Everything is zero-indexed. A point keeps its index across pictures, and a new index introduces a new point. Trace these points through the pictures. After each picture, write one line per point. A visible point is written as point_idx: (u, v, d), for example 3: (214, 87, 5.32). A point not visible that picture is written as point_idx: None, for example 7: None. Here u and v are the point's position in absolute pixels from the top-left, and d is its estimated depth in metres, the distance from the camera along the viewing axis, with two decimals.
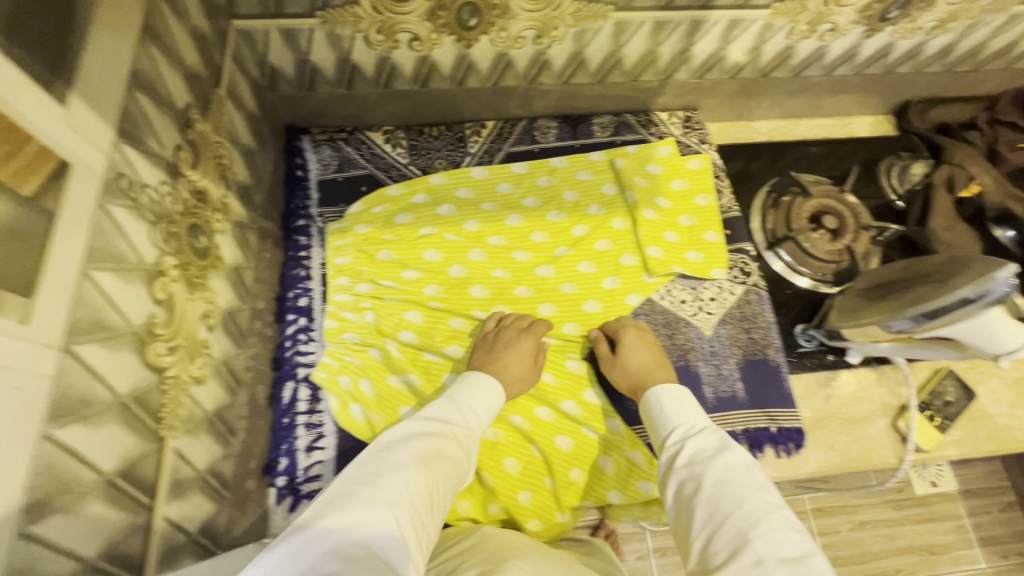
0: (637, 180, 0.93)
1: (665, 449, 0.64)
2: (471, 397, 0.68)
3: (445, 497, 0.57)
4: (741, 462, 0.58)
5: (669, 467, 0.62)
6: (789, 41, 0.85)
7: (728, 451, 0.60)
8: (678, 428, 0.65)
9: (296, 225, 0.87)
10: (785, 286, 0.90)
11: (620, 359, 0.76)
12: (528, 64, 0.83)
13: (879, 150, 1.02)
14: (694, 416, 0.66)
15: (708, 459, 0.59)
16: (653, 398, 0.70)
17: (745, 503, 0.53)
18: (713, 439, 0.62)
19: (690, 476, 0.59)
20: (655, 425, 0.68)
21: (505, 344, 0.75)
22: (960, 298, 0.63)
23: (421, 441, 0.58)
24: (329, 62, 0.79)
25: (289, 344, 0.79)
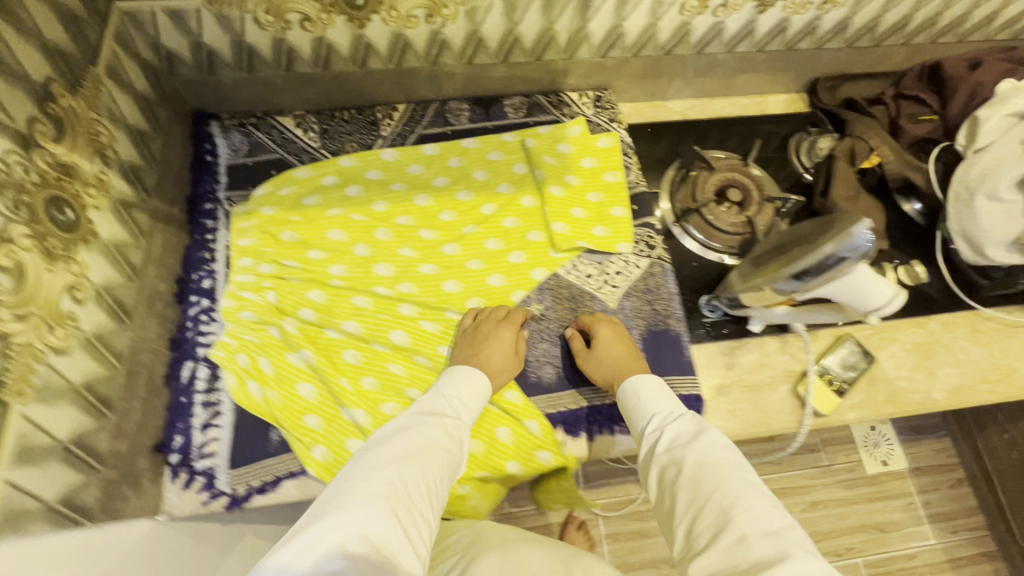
0: (547, 159, 0.95)
1: (645, 437, 0.69)
2: (457, 389, 0.72)
3: (442, 483, 0.61)
4: (718, 443, 0.62)
5: (651, 454, 0.67)
6: (683, 17, 0.86)
7: (707, 434, 0.64)
8: (657, 416, 0.69)
9: (202, 208, 0.87)
10: (692, 258, 0.91)
11: (594, 353, 0.78)
12: (427, 44, 0.84)
13: (789, 127, 1.04)
14: (670, 403, 0.70)
15: (687, 443, 0.64)
16: (629, 389, 0.73)
17: (726, 482, 0.58)
18: (691, 423, 0.66)
19: (672, 461, 0.63)
20: (634, 413, 0.72)
21: (489, 338, 0.77)
22: (827, 256, 0.64)
23: (412, 438, 0.63)
24: (224, 45, 0.80)
25: (190, 324, 0.80)
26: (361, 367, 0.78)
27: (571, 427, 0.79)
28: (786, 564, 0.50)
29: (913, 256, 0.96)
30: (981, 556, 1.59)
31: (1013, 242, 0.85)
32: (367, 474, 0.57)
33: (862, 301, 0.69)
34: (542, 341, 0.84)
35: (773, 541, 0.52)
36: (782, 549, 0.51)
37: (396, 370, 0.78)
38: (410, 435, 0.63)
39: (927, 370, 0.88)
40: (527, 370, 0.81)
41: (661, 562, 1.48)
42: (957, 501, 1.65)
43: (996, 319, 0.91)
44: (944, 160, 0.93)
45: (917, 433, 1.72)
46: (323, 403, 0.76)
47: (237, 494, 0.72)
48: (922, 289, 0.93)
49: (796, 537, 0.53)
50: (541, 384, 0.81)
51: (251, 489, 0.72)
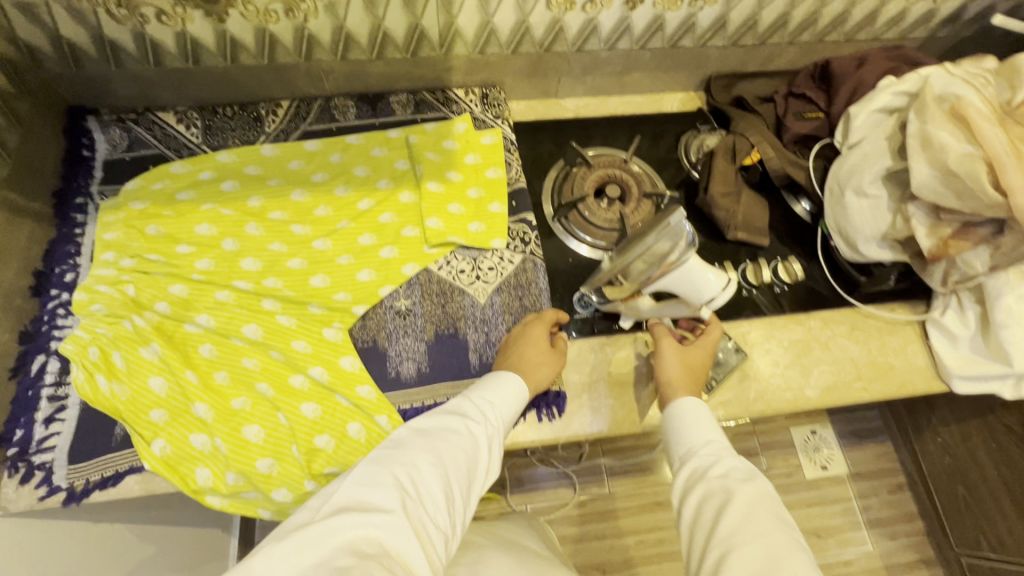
0: (429, 154, 0.94)
1: (693, 454, 0.65)
2: (486, 391, 0.69)
3: (461, 490, 0.59)
4: (772, 496, 0.59)
5: (695, 476, 0.63)
6: (552, 12, 0.86)
7: (760, 479, 0.61)
8: (712, 441, 0.66)
9: (73, 202, 0.87)
10: (568, 254, 0.91)
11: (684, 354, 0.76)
12: (294, 39, 0.85)
13: (681, 126, 1.05)
14: (720, 435, 0.67)
15: (740, 479, 0.60)
16: (686, 404, 0.70)
17: (773, 534, 0.55)
18: (744, 462, 0.63)
19: (722, 490, 0.60)
20: (679, 430, 0.68)
21: (522, 336, 0.79)
22: (651, 246, 0.68)
23: (431, 439, 0.61)
24: (84, 39, 0.80)
25: (47, 318, 0.79)
26: (214, 361, 0.77)
27: None
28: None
29: (798, 253, 0.95)
30: (921, 565, 1.54)
31: (882, 238, 0.83)
32: (383, 472, 0.56)
33: (700, 290, 0.71)
34: (406, 336, 0.82)
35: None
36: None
37: (248, 364, 0.77)
38: (431, 437, 0.61)
39: (802, 367, 0.86)
40: (386, 364, 0.80)
41: (590, 568, 1.43)
42: (896, 506, 1.60)
43: (876, 316, 0.90)
44: (825, 157, 0.94)
45: (857, 437, 1.68)
46: (172, 398, 0.75)
47: (74, 489, 0.71)
48: (803, 286, 0.92)
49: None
50: (400, 379, 0.79)
51: (89, 485, 0.71)
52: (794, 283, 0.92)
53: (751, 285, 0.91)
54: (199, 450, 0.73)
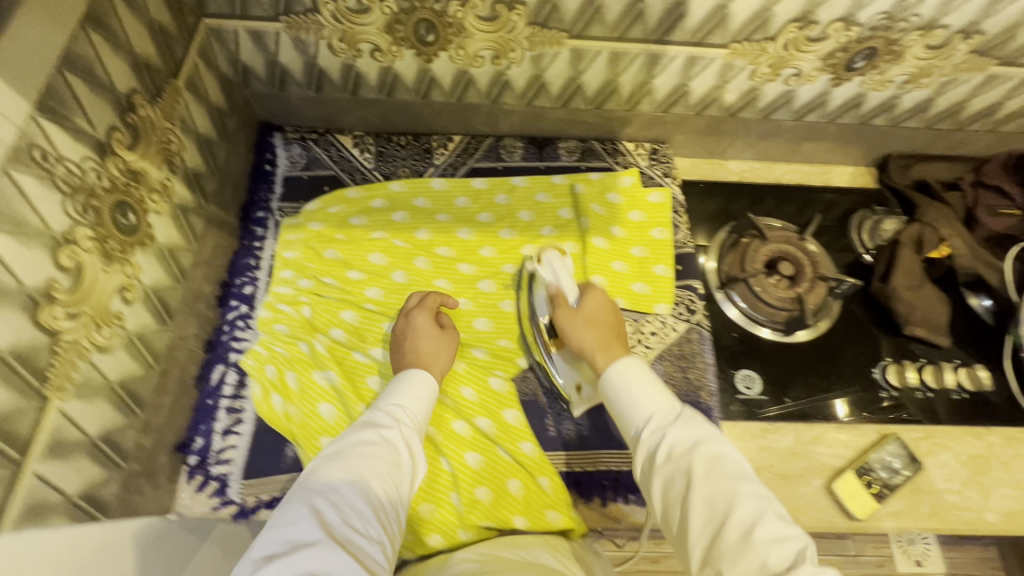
0: (595, 207, 0.94)
1: (640, 440, 0.61)
2: (393, 396, 0.67)
3: (384, 501, 0.55)
4: (724, 455, 0.57)
5: (650, 465, 0.59)
6: (752, 82, 0.84)
7: (708, 442, 0.58)
8: (652, 417, 0.62)
9: (255, 215, 0.90)
10: (732, 328, 0.88)
11: (575, 317, 0.74)
12: (489, 83, 0.85)
13: (852, 203, 1.00)
14: (665, 402, 0.63)
15: (689, 453, 0.57)
16: (616, 379, 0.66)
17: (737, 499, 0.52)
18: (688, 428, 0.59)
19: (680, 471, 0.56)
20: (623, 411, 0.64)
21: (408, 329, 0.76)
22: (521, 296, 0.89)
23: (344, 459, 0.56)
24: (296, 65, 0.83)
25: (227, 328, 0.82)
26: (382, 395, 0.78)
27: (583, 490, 0.76)
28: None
29: (983, 360, 0.88)
30: None
31: None
32: (303, 501, 0.51)
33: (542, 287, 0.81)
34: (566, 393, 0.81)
35: (793, 557, 0.48)
36: (796, 565, 0.47)
37: None
38: (343, 458, 0.56)
39: (981, 487, 0.79)
40: (546, 421, 0.79)
41: None
42: None
43: None
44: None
45: None
46: (340, 426, 0.76)
47: (246, 505, 0.72)
48: (983, 395, 0.86)
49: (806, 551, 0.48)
50: (561, 438, 0.79)
51: (259, 502, 0.73)
52: (975, 391, 0.86)
53: (929, 389, 0.85)
54: None
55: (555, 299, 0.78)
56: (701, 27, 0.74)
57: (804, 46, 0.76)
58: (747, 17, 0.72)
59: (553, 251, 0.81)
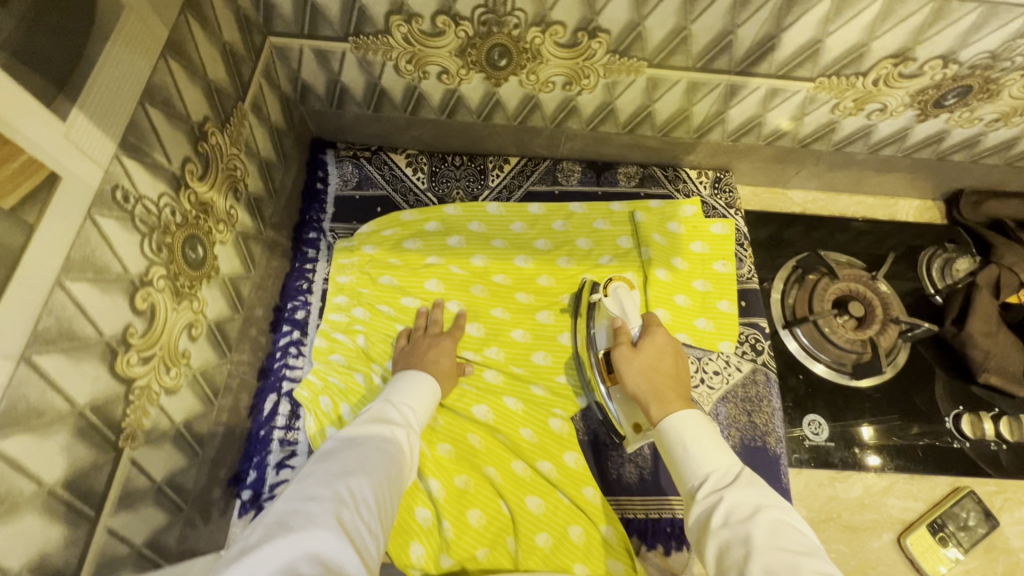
0: (655, 237, 0.89)
1: (695, 503, 0.54)
2: (407, 395, 0.66)
3: (390, 495, 0.54)
4: (789, 526, 0.48)
5: (705, 529, 0.51)
6: (833, 115, 0.80)
7: (769, 509, 0.49)
8: (709, 477, 0.55)
9: (306, 236, 0.87)
10: (798, 369, 0.85)
11: (635, 355, 0.70)
12: (557, 108, 0.82)
13: (920, 239, 0.96)
14: (726, 461, 0.56)
15: (747, 517, 0.49)
16: (673, 430, 0.60)
17: (801, 569, 0.43)
18: (750, 492, 0.51)
19: (737, 536, 0.48)
20: (681, 471, 0.57)
21: (433, 344, 0.76)
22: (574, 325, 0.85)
23: (362, 448, 0.55)
24: (358, 85, 0.80)
25: (279, 355, 0.80)
26: (439, 431, 0.76)
27: (646, 537, 0.74)
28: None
29: None
30: None
31: None
32: (316, 485, 0.50)
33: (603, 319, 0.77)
34: None
35: None
36: None
37: (474, 443, 0.76)
38: (360, 447, 0.55)
39: None
40: (609, 464, 0.77)
41: None
42: None
43: None
44: None
45: None
46: None
47: None
48: None
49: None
50: (623, 482, 0.76)
51: None
52: None
53: (1002, 441, 0.82)
54: (418, 523, 0.71)
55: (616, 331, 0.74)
56: (790, 60, 0.70)
57: (895, 82, 0.73)
58: (841, 51, 0.68)
59: (622, 283, 0.79)
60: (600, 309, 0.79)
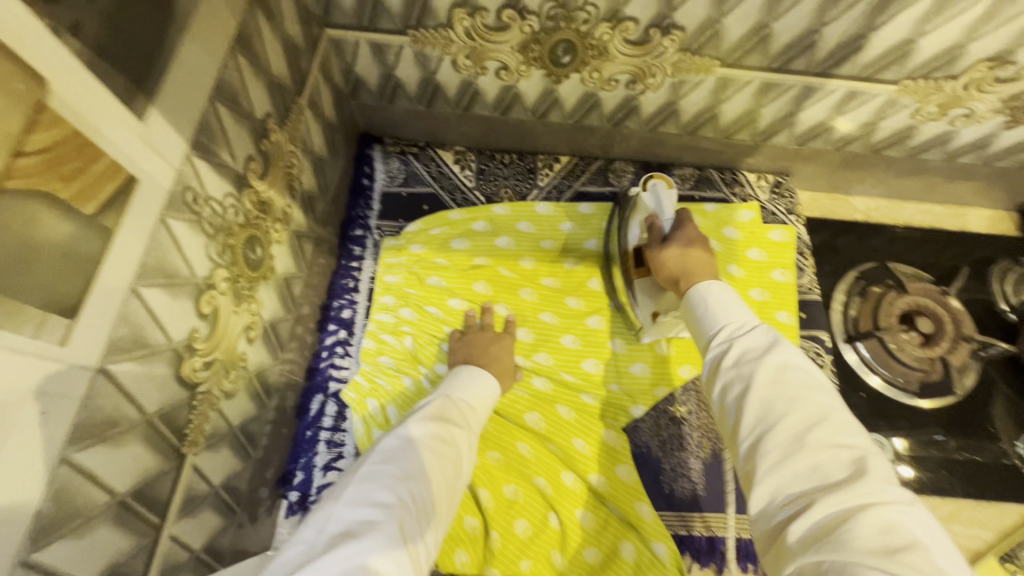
0: (712, 242, 0.83)
1: (706, 349, 0.51)
2: (466, 394, 0.61)
3: (449, 505, 0.50)
4: (799, 364, 0.45)
5: (712, 369, 0.49)
6: (912, 120, 0.76)
7: (781, 351, 0.46)
8: (724, 325, 0.51)
9: (352, 234, 0.86)
10: (859, 386, 0.81)
11: (662, 249, 0.65)
12: (617, 106, 0.79)
13: (994, 251, 0.91)
14: (746, 315, 0.52)
15: (756, 358, 0.46)
16: (698, 295, 0.56)
17: (801, 410, 0.42)
18: (763, 336, 0.48)
19: (740, 376, 0.46)
20: (699, 323, 0.54)
21: (494, 339, 0.74)
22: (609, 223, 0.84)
23: (422, 448, 0.51)
24: (413, 79, 0.77)
25: (326, 355, 0.78)
26: (488, 438, 0.74)
27: (699, 555, 0.71)
28: (869, 512, 0.36)
29: None
30: None
31: None
32: (378, 488, 0.46)
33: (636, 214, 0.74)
34: (681, 449, 0.75)
35: (846, 471, 0.39)
36: (849, 478, 0.38)
37: (523, 452, 0.74)
38: (419, 448, 0.51)
39: None
40: (661, 478, 0.74)
41: None
42: None
43: None
44: None
45: None
46: None
47: None
48: None
49: (876, 468, 0.39)
50: (676, 497, 0.73)
51: None
52: None
53: None
54: (466, 530, 0.70)
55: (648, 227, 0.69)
56: (877, 60, 0.66)
57: (987, 87, 0.68)
58: (934, 53, 0.64)
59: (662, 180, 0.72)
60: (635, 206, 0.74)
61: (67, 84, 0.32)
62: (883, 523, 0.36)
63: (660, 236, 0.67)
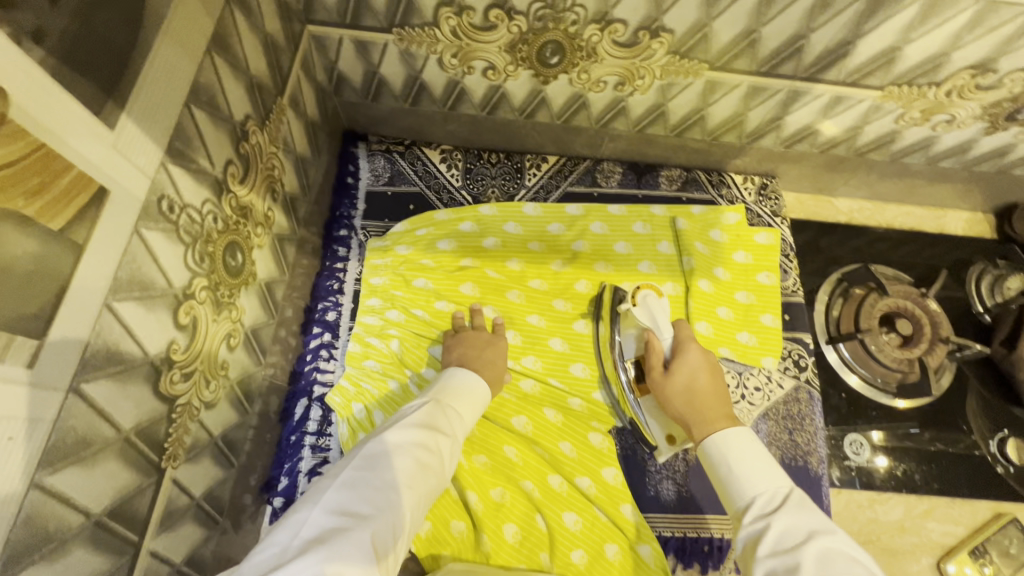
0: (698, 245, 0.84)
1: (741, 525, 0.53)
2: (455, 401, 0.61)
3: (420, 515, 0.50)
4: (839, 547, 0.47)
5: (753, 551, 0.50)
6: (896, 125, 0.76)
7: (821, 535, 0.48)
8: (757, 495, 0.53)
9: (336, 234, 0.84)
10: (840, 386, 0.83)
11: (668, 381, 0.66)
12: (605, 108, 0.78)
13: (971, 253, 0.93)
14: (777, 485, 0.54)
15: (797, 544, 0.47)
16: (717, 454, 0.58)
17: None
18: (802, 519, 0.50)
19: (783, 564, 0.47)
20: (731, 492, 0.55)
21: (488, 343, 0.73)
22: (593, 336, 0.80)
23: (404, 457, 0.51)
24: (398, 78, 0.76)
25: (310, 358, 0.77)
26: (475, 442, 0.74)
27: (683, 556, 0.72)
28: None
29: None
30: None
31: None
32: (355, 497, 0.46)
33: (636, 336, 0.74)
34: (666, 451, 0.76)
35: None
36: None
37: (511, 456, 0.74)
38: (398, 457, 0.50)
39: None
40: (646, 481, 0.74)
41: None
42: None
43: None
44: None
45: None
46: None
47: None
48: None
49: None
50: (661, 499, 0.74)
51: None
52: None
53: None
54: (453, 534, 0.69)
55: (649, 349, 0.70)
56: (862, 67, 0.66)
57: (969, 94, 0.69)
58: (919, 60, 0.64)
59: (650, 290, 0.73)
60: (630, 320, 0.75)
61: (29, 95, 0.30)
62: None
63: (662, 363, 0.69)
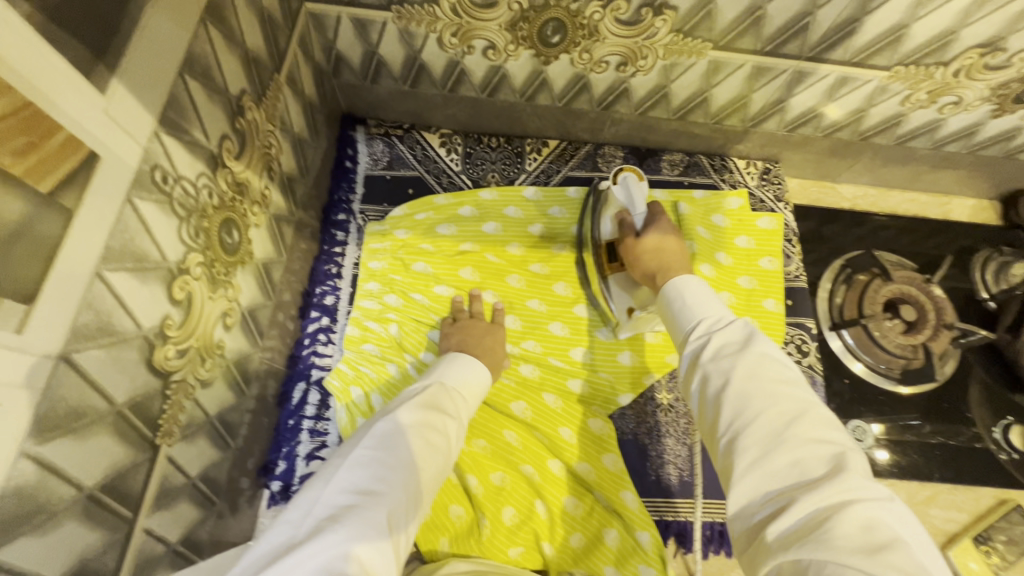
0: (700, 229, 0.83)
1: (684, 345, 0.51)
2: (460, 383, 0.60)
3: (431, 493, 0.49)
4: (775, 357, 0.45)
5: (691, 364, 0.49)
6: (901, 107, 0.76)
7: (758, 343, 0.46)
8: (702, 320, 0.51)
9: (335, 218, 0.83)
10: (843, 372, 0.82)
11: (639, 245, 0.65)
12: (606, 90, 0.78)
13: (976, 240, 0.92)
14: (723, 310, 0.52)
15: (735, 353, 0.46)
16: (673, 291, 0.56)
17: (777, 401, 0.41)
18: (743, 332, 0.48)
19: (718, 371, 0.45)
20: (678, 317, 0.54)
21: (488, 328, 0.73)
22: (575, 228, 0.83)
23: (413, 435, 0.49)
24: (397, 58, 0.75)
25: (308, 342, 0.76)
26: (474, 426, 0.74)
27: (683, 541, 0.71)
28: (852, 508, 0.35)
29: None
30: None
31: None
32: (366, 475, 0.45)
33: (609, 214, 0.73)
34: (666, 436, 0.76)
35: (824, 463, 0.37)
36: (833, 472, 0.37)
37: (510, 440, 0.73)
38: (409, 436, 0.49)
39: None
40: (646, 465, 0.74)
41: None
42: None
43: None
44: None
45: None
46: None
47: None
48: None
49: (855, 462, 0.38)
50: (661, 483, 0.73)
51: None
52: None
53: None
54: (452, 520, 0.68)
55: (621, 225, 0.69)
56: (868, 46, 0.65)
57: (977, 74, 0.68)
58: (927, 38, 0.63)
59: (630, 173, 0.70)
60: (607, 201, 0.73)
61: (16, 50, 0.29)
62: (863, 521, 0.34)
63: (634, 232, 0.67)
